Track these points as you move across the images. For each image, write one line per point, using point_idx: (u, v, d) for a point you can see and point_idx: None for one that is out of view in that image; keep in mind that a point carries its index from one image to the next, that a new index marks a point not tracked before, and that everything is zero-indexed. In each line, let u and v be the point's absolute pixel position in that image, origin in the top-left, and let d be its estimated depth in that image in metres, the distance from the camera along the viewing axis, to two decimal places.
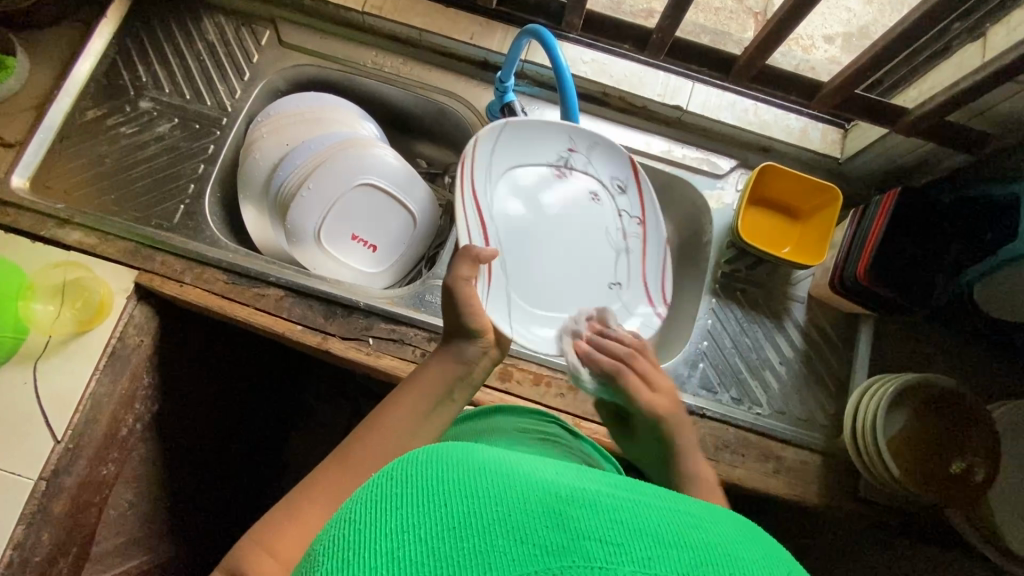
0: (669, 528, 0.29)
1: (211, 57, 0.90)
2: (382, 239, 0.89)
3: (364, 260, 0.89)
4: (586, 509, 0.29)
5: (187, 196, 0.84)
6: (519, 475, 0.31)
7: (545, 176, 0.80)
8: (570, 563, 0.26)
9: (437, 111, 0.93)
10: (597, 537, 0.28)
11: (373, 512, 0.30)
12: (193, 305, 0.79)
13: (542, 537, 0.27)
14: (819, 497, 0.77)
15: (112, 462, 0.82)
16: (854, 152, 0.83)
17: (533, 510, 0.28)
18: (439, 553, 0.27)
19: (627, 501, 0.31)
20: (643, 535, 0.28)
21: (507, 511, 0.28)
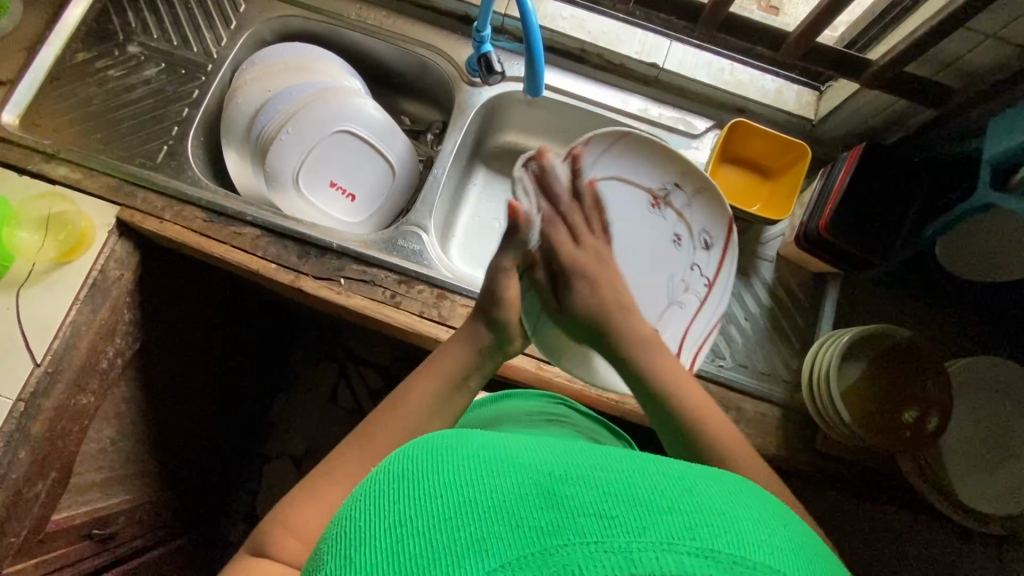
0: (666, 495, 0.29)
1: (200, 6, 0.92)
2: (361, 188, 0.91)
3: (345, 209, 0.91)
4: (579, 485, 0.29)
5: (171, 137, 0.86)
6: (513, 458, 0.32)
7: (641, 199, 0.79)
8: (564, 541, 0.27)
9: (420, 65, 0.94)
10: (590, 513, 0.28)
11: (376, 509, 0.32)
12: (172, 241, 0.81)
13: (536, 519, 0.28)
14: (777, 448, 0.78)
15: (92, 394, 0.85)
16: (826, 112, 0.84)
17: (526, 494, 0.29)
18: (436, 547, 0.28)
19: (623, 471, 0.31)
20: (636, 504, 0.28)
21: (501, 497, 0.29)
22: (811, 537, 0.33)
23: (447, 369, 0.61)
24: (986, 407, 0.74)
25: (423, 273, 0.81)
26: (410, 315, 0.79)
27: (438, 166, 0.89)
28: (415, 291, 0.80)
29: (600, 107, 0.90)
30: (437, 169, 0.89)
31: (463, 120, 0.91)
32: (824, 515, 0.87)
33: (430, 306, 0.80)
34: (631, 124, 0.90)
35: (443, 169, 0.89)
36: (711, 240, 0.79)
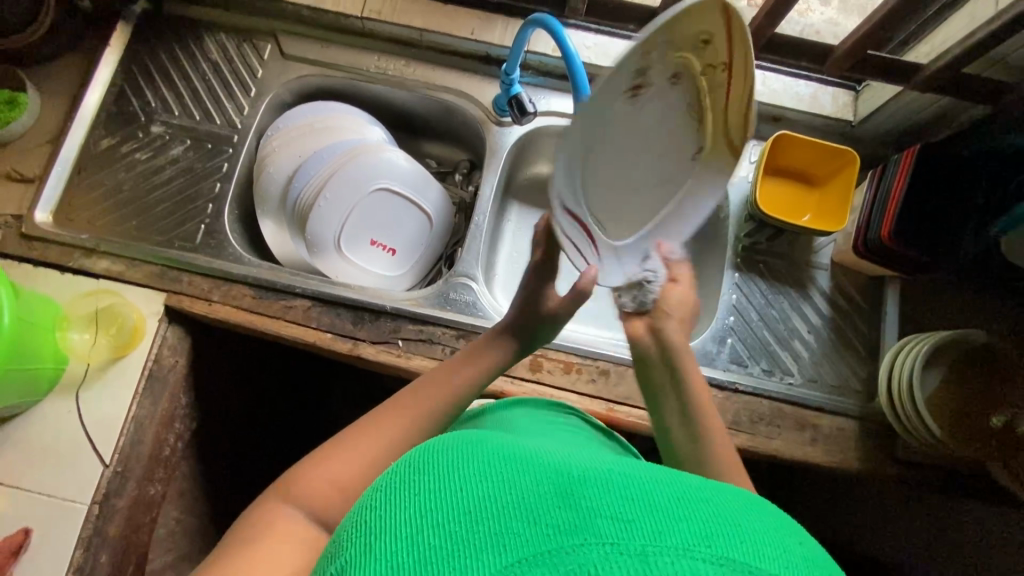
0: (684, 500, 0.29)
1: (216, 76, 0.91)
2: (401, 242, 0.90)
3: (387, 264, 0.90)
4: (598, 489, 0.30)
5: (206, 215, 0.85)
6: (532, 461, 0.33)
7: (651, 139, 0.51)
8: (581, 540, 0.27)
9: (444, 109, 0.93)
10: (609, 515, 0.28)
11: (391, 502, 0.32)
12: (224, 322, 0.80)
13: (555, 516, 0.28)
14: (857, 461, 0.77)
15: (159, 482, 0.84)
16: (867, 114, 0.83)
17: (550, 494, 0.30)
18: (452, 536, 0.29)
19: (642, 478, 0.31)
20: (654, 508, 0.29)
21: (517, 495, 0.30)
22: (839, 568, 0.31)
23: (491, 356, 0.65)
24: None
25: (479, 325, 0.80)
26: None
27: (477, 212, 0.87)
28: None
29: None
30: (478, 216, 0.87)
31: (496, 161, 0.89)
32: (904, 518, 0.86)
33: None
34: None
35: (483, 215, 0.87)
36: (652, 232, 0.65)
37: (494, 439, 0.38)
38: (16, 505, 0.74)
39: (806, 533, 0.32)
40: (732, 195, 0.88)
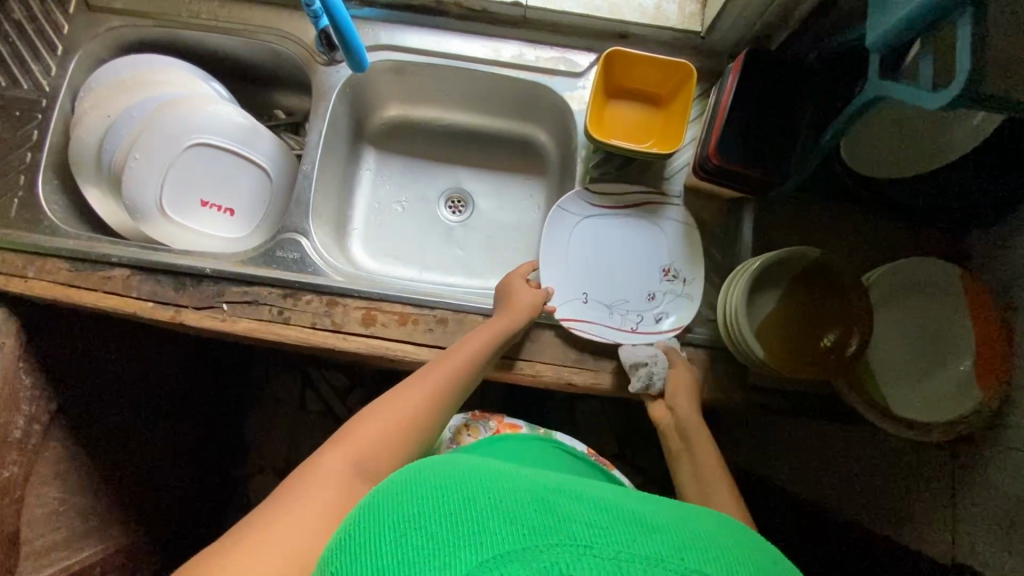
0: (648, 521, 0.38)
1: (21, 38, 0.84)
2: (239, 201, 0.85)
3: (227, 226, 0.85)
4: (578, 508, 0.38)
5: (19, 187, 0.80)
6: (515, 479, 0.40)
7: (571, 239, 0.79)
8: (555, 540, 0.34)
9: (271, 53, 0.86)
10: (585, 523, 0.36)
11: (383, 511, 0.38)
12: (42, 299, 0.76)
13: (532, 520, 0.35)
14: (707, 391, 0.75)
15: (13, 464, 0.83)
16: (710, 22, 0.76)
17: (533, 506, 0.37)
18: (439, 536, 0.34)
19: (619, 506, 0.39)
20: (623, 525, 0.37)
21: (501, 504, 0.37)
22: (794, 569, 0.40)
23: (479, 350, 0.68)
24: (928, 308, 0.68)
25: (308, 282, 0.76)
26: (302, 328, 0.75)
27: (307, 161, 0.82)
28: (303, 302, 0.76)
29: (470, 63, 0.83)
30: (307, 166, 0.82)
31: (325, 104, 0.83)
32: None
33: (321, 315, 0.76)
34: (505, 74, 0.83)
35: (313, 163, 0.82)
36: (660, 307, 0.77)
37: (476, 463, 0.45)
38: None
39: (771, 550, 0.40)
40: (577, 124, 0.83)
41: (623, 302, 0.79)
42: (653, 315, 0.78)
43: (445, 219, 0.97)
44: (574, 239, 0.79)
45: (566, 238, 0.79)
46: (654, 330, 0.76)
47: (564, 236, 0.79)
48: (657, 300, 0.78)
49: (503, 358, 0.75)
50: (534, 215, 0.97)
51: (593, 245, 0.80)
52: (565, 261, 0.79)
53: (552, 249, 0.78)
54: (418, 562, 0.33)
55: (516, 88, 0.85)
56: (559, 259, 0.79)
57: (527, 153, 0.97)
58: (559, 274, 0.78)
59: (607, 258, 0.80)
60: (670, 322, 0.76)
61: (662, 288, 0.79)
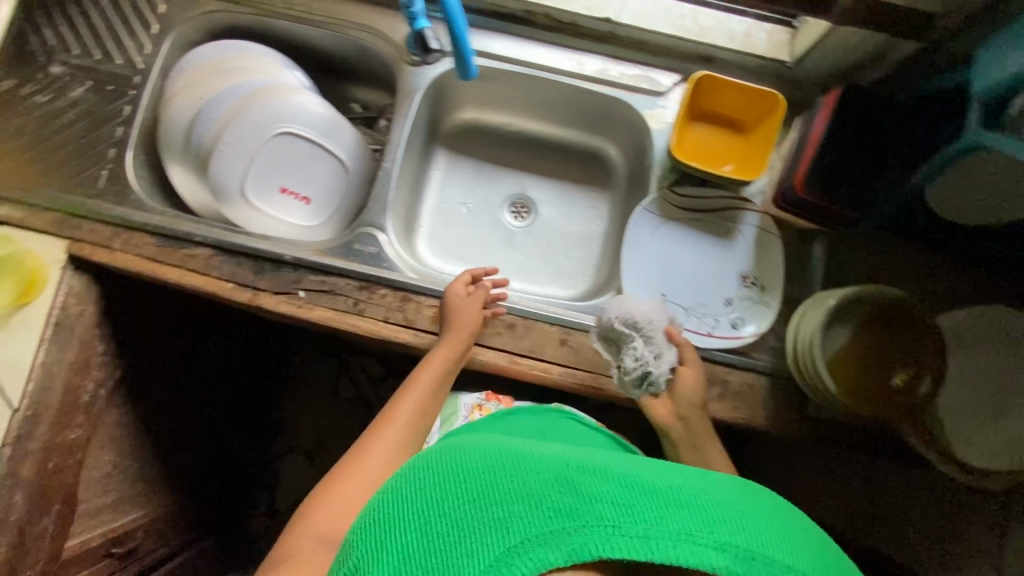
0: (673, 493, 0.40)
1: (117, 13, 0.86)
2: (315, 189, 0.86)
3: (302, 213, 0.87)
4: (602, 485, 0.40)
5: (109, 160, 0.82)
6: (539, 457, 0.43)
7: (652, 243, 0.80)
8: (582, 521, 0.38)
9: (358, 48, 0.87)
10: (608, 502, 0.39)
11: (407, 503, 0.42)
12: (125, 271, 0.78)
13: (558, 503, 0.39)
14: (765, 417, 0.76)
15: (80, 427, 0.86)
16: (801, 53, 0.77)
17: (558, 487, 0.40)
18: (469, 521, 0.38)
19: (642, 476, 0.41)
20: (648, 499, 0.39)
21: (524, 487, 0.40)
22: (804, 523, 0.43)
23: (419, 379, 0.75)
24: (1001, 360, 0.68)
25: (384, 276, 0.78)
26: (375, 321, 0.77)
27: (388, 158, 0.83)
28: (378, 296, 0.78)
29: (553, 74, 0.84)
30: (388, 163, 0.84)
31: (410, 104, 0.84)
32: None
33: (394, 310, 0.78)
34: (586, 87, 0.84)
35: (394, 161, 0.84)
36: (737, 316, 0.78)
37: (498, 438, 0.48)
38: None
39: (789, 512, 0.43)
40: (657, 142, 0.83)
41: (700, 308, 0.79)
42: (729, 322, 0.79)
43: (507, 223, 0.99)
44: (654, 244, 0.80)
45: (647, 242, 0.80)
46: (729, 337, 0.78)
47: (645, 240, 0.80)
48: (731, 310, 0.79)
49: (567, 367, 0.77)
50: (596, 227, 0.98)
51: (672, 250, 0.80)
52: (644, 265, 0.79)
53: (632, 252, 0.79)
54: (450, 549, 0.37)
55: (595, 102, 0.86)
56: (639, 262, 0.79)
57: (595, 165, 0.98)
58: (637, 277, 0.79)
59: (686, 263, 0.81)
60: (746, 331, 0.78)
61: (738, 294, 0.80)
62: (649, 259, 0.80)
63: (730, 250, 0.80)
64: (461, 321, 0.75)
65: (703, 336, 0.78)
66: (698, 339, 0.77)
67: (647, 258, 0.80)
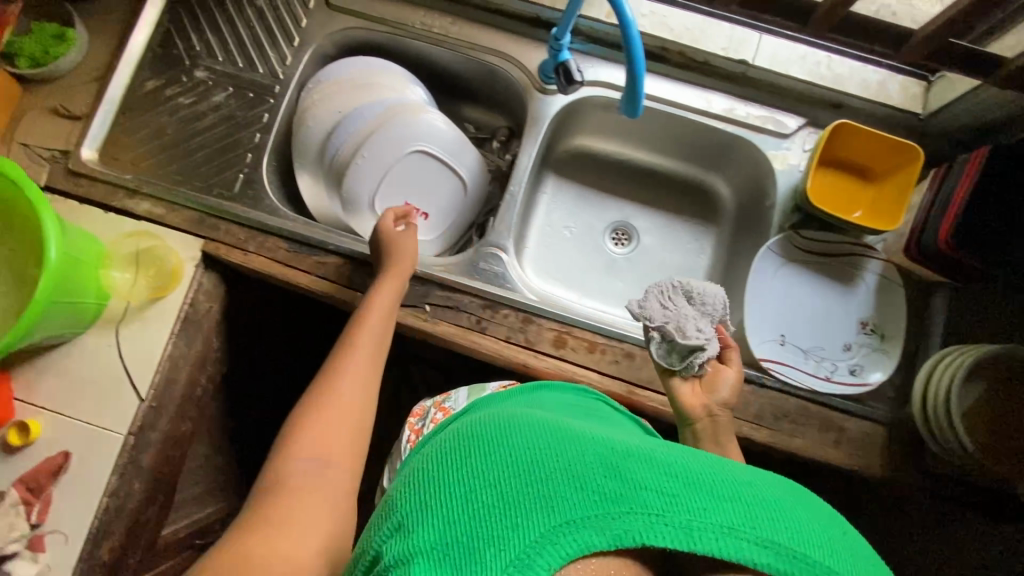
0: (726, 486, 0.38)
1: (261, 24, 0.89)
2: (437, 206, 0.88)
3: (421, 229, 0.88)
4: (646, 470, 0.38)
5: (246, 164, 0.85)
6: (579, 440, 0.41)
7: (772, 283, 0.81)
8: (627, 507, 0.35)
9: (487, 72, 0.89)
10: (653, 490, 0.37)
11: (442, 470, 0.40)
12: (258, 272, 0.81)
13: (604, 487, 0.36)
14: (881, 467, 0.76)
15: (190, 419, 0.88)
16: (938, 107, 0.78)
17: (601, 471, 0.37)
18: (510, 495, 0.36)
19: (685, 465, 0.39)
20: (699, 490, 0.37)
21: (570, 468, 0.37)
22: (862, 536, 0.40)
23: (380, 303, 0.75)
24: None
25: (508, 297, 0.80)
26: (497, 341, 0.78)
27: (514, 182, 0.86)
28: (501, 316, 0.80)
29: (681, 110, 0.85)
30: (514, 187, 0.86)
31: (537, 131, 0.87)
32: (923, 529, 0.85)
33: (516, 331, 0.79)
34: (712, 125, 0.85)
35: (519, 185, 0.86)
36: (855, 361, 0.79)
37: (533, 416, 0.46)
38: (58, 428, 0.78)
39: (840, 515, 0.40)
40: (779, 183, 0.84)
41: (817, 351, 0.80)
42: (847, 367, 0.79)
43: (609, 250, 0.99)
44: (774, 284, 0.81)
45: (767, 282, 0.81)
46: (848, 382, 0.78)
47: (765, 280, 0.81)
48: (849, 356, 0.79)
49: None
50: (699, 260, 0.98)
51: (791, 291, 0.81)
52: (763, 305, 0.80)
53: (753, 291, 0.80)
54: (490, 522, 0.35)
55: (717, 139, 0.87)
56: (759, 301, 0.80)
57: (700, 198, 0.99)
58: (756, 317, 0.80)
59: (804, 305, 0.81)
60: (865, 378, 0.78)
61: (857, 340, 0.80)
62: (768, 299, 0.81)
63: (852, 296, 0.81)
64: (397, 243, 0.76)
65: (822, 379, 0.78)
66: (816, 382, 0.78)
67: (767, 298, 0.81)
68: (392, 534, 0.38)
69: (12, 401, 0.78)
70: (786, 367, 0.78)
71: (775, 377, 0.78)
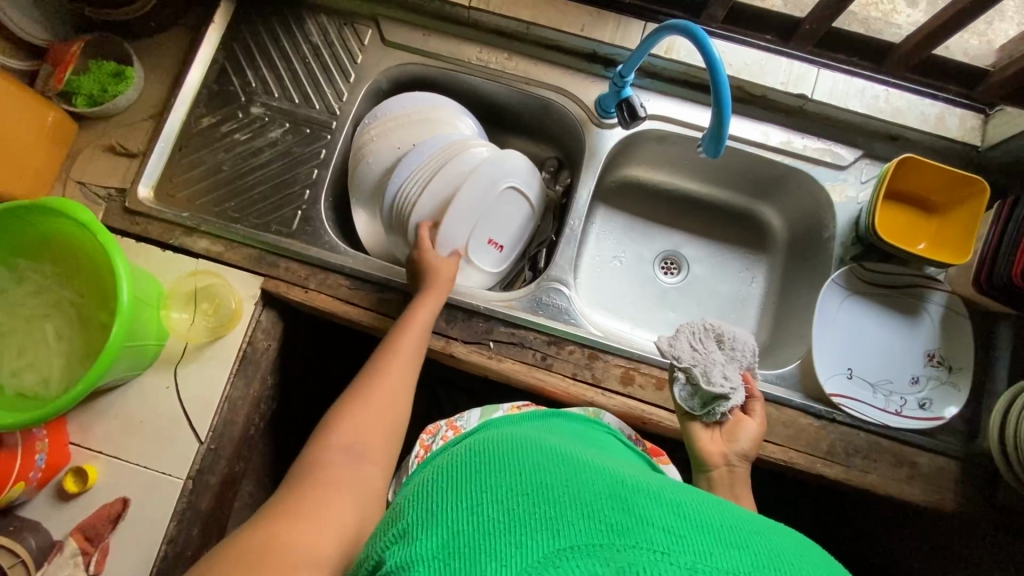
0: (735, 532, 0.36)
1: (316, 60, 0.89)
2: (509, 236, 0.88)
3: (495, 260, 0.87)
4: (656, 507, 0.37)
5: (304, 201, 0.85)
6: (589, 472, 0.41)
7: (837, 316, 0.80)
8: (633, 541, 0.34)
9: (543, 106, 0.90)
10: (660, 526, 0.35)
11: (450, 486, 0.40)
12: (319, 310, 0.80)
13: (610, 517, 0.35)
14: (955, 502, 0.75)
15: (243, 460, 0.85)
16: (998, 140, 0.78)
17: (611, 502, 0.37)
18: (516, 515, 0.35)
19: (695, 508, 0.38)
20: (708, 533, 0.35)
21: (579, 496, 0.37)
22: None
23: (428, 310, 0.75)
24: None
25: (573, 332, 0.79)
26: (564, 377, 0.77)
27: (573, 216, 0.86)
28: (566, 352, 0.79)
29: (740, 144, 0.85)
30: (574, 221, 0.86)
31: (595, 164, 0.87)
32: None
33: (582, 367, 0.78)
34: (770, 158, 0.86)
35: (578, 218, 0.86)
36: (925, 395, 0.78)
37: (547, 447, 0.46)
38: (115, 472, 0.76)
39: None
40: (839, 215, 0.84)
41: (886, 385, 0.79)
42: (917, 400, 0.78)
43: (660, 280, 0.99)
44: (839, 317, 0.81)
45: (833, 314, 0.80)
46: (918, 416, 0.77)
47: (831, 312, 0.80)
48: (918, 388, 0.79)
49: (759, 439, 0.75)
50: (752, 289, 0.97)
51: (855, 323, 0.81)
52: (831, 338, 0.80)
53: (820, 323, 0.80)
54: (493, 538, 0.34)
55: (774, 171, 0.88)
56: (827, 334, 0.80)
57: (751, 227, 0.98)
58: (824, 351, 0.79)
59: (870, 338, 0.81)
60: (937, 412, 0.77)
61: (924, 372, 0.80)
62: (834, 331, 0.80)
63: (917, 327, 0.81)
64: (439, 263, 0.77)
65: (892, 413, 0.77)
66: (886, 417, 0.77)
67: (833, 330, 0.80)
68: (394, 541, 0.37)
69: (68, 445, 0.76)
70: (857, 402, 0.77)
71: (846, 412, 0.77)
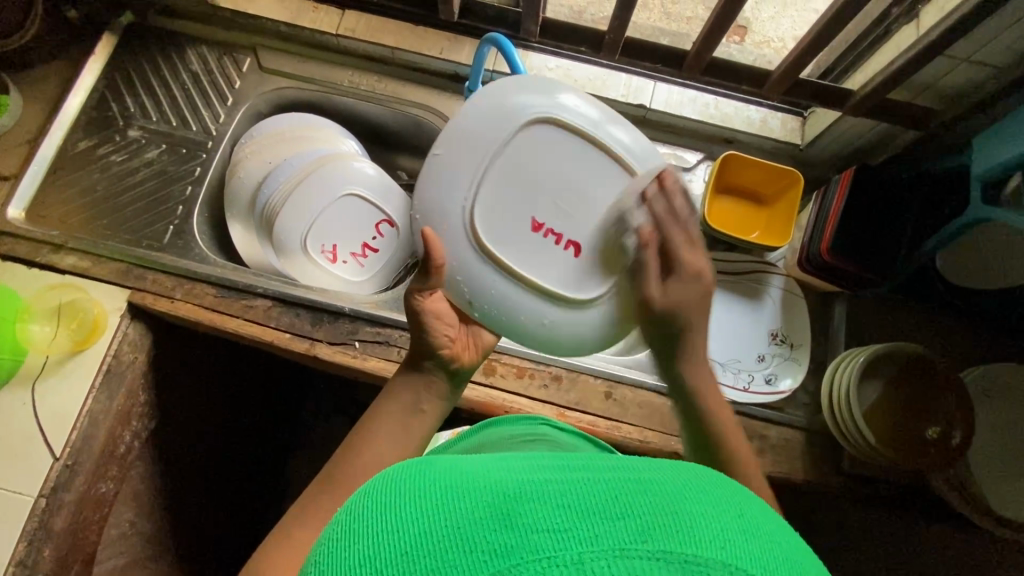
0: (623, 493, 0.25)
1: (195, 87, 0.94)
2: (575, 226, 0.64)
3: (574, 278, 0.65)
4: (533, 499, 0.25)
5: (176, 216, 0.88)
6: (444, 479, 0.28)
7: None
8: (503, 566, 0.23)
9: (413, 124, 0.96)
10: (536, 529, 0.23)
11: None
12: (184, 319, 0.82)
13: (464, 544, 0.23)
14: (803, 469, 0.78)
15: (110, 480, 0.83)
16: (812, 138, 0.87)
17: (479, 516, 0.24)
18: None
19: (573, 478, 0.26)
20: (592, 509, 0.24)
21: (436, 525, 0.25)
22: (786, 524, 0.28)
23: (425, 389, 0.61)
24: (994, 415, 0.77)
25: None
26: None
27: None
28: None
29: None
30: None
31: None
32: None
33: None
34: None
35: None
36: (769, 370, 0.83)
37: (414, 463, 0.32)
38: None
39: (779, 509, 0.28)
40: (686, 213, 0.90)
41: (734, 364, 0.84)
42: (762, 376, 0.83)
43: None
44: None
45: None
46: (762, 389, 0.82)
47: None
48: (763, 366, 0.84)
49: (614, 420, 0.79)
50: None
51: None
52: None
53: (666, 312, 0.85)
54: None
55: None
56: None
57: None
58: None
59: (717, 320, 0.86)
60: (781, 387, 0.82)
61: (769, 351, 0.85)
62: None
63: (760, 309, 0.87)
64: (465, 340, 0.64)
65: (740, 390, 0.82)
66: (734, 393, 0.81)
67: None
68: None
69: None
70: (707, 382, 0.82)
71: None
